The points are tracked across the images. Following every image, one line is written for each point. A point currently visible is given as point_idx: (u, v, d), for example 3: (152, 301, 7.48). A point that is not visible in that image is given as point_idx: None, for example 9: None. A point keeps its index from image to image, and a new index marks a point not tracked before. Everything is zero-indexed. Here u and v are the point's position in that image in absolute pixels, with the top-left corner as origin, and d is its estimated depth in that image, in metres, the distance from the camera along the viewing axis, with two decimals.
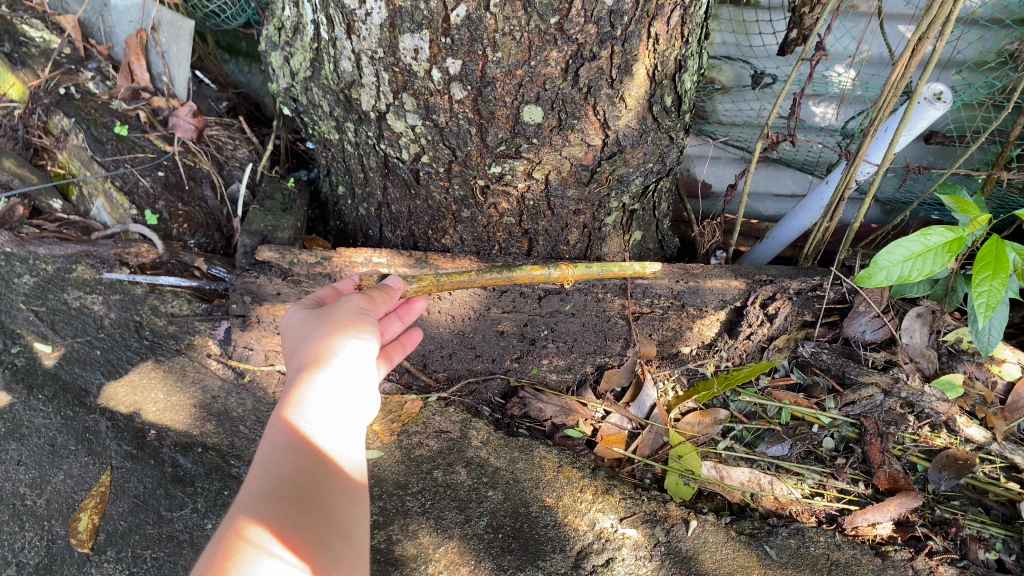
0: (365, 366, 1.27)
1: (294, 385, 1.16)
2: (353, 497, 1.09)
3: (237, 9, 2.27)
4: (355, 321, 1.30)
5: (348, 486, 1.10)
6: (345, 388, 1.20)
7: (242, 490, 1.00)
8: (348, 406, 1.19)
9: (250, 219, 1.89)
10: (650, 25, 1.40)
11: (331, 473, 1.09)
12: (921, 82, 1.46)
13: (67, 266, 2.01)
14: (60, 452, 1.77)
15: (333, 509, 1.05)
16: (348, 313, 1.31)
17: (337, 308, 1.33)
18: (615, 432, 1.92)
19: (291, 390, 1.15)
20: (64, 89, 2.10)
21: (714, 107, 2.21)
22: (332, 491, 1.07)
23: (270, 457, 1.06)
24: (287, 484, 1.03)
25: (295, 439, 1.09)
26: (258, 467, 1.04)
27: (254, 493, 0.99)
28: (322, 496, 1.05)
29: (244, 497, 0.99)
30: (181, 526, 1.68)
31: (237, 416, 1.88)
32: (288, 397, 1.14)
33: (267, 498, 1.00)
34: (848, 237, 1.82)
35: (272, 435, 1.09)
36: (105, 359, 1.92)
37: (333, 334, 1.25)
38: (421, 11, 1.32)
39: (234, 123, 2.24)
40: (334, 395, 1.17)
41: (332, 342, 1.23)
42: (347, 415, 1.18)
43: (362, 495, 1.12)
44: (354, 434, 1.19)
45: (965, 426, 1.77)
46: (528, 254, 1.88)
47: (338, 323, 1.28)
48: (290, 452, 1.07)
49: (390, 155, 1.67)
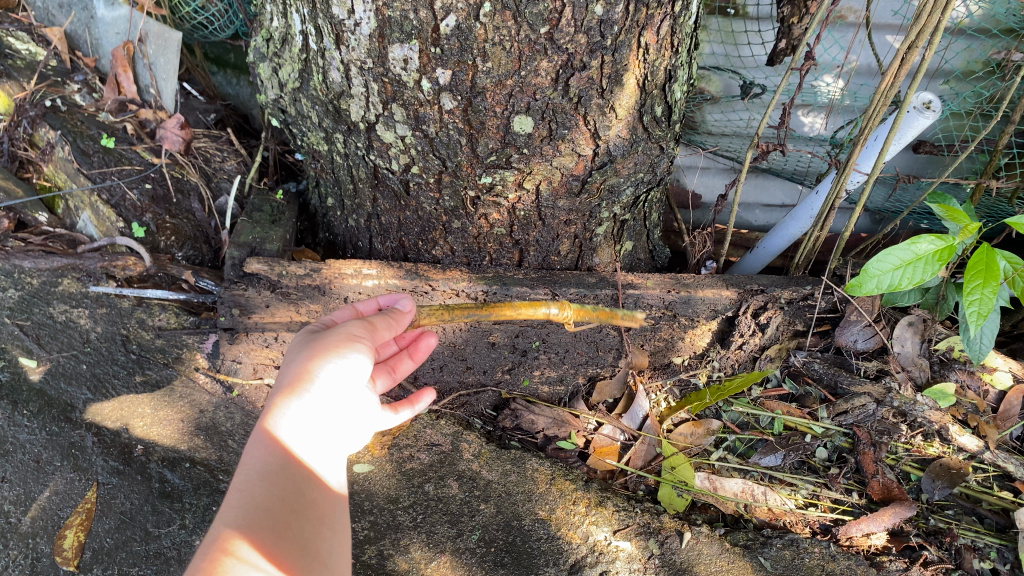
0: (348, 390, 1.25)
1: (270, 411, 1.15)
2: (329, 525, 1.10)
3: (224, 21, 2.25)
4: (341, 345, 1.26)
5: (325, 515, 1.10)
6: (324, 413, 1.19)
7: (218, 521, 0.98)
8: (327, 433, 1.19)
9: (239, 231, 1.86)
10: (640, 34, 1.40)
11: (309, 501, 1.08)
12: (910, 92, 1.47)
13: (53, 279, 1.99)
14: (45, 469, 1.74)
15: (310, 537, 1.05)
16: (336, 337, 1.27)
17: (328, 332, 1.30)
18: (608, 443, 1.90)
19: (266, 418, 1.14)
20: (50, 101, 2.08)
21: (703, 117, 2.22)
22: (309, 519, 1.07)
23: (246, 485, 1.05)
24: (264, 514, 1.02)
25: (271, 467, 1.08)
26: (234, 496, 1.02)
27: (232, 521, 0.98)
28: (300, 524, 1.05)
29: (222, 526, 0.97)
30: (169, 543, 1.65)
31: (226, 431, 1.86)
32: (264, 426, 1.13)
33: (245, 526, 0.99)
34: (839, 247, 1.81)
35: (249, 463, 1.08)
36: (91, 373, 1.90)
37: (315, 359, 1.22)
38: (410, 21, 1.32)
39: (222, 135, 2.23)
40: (313, 421, 1.17)
41: (312, 366, 1.21)
42: (325, 442, 1.18)
43: (339, 524, 1.13)
44: (331, 462, 1.19)
45: (957, 435, 1.79)
46: (519, 264, 1.87)
47: (320, 348, 1.24)
48: (266, 479, 1.06)
49: (380, 166, 1.66)
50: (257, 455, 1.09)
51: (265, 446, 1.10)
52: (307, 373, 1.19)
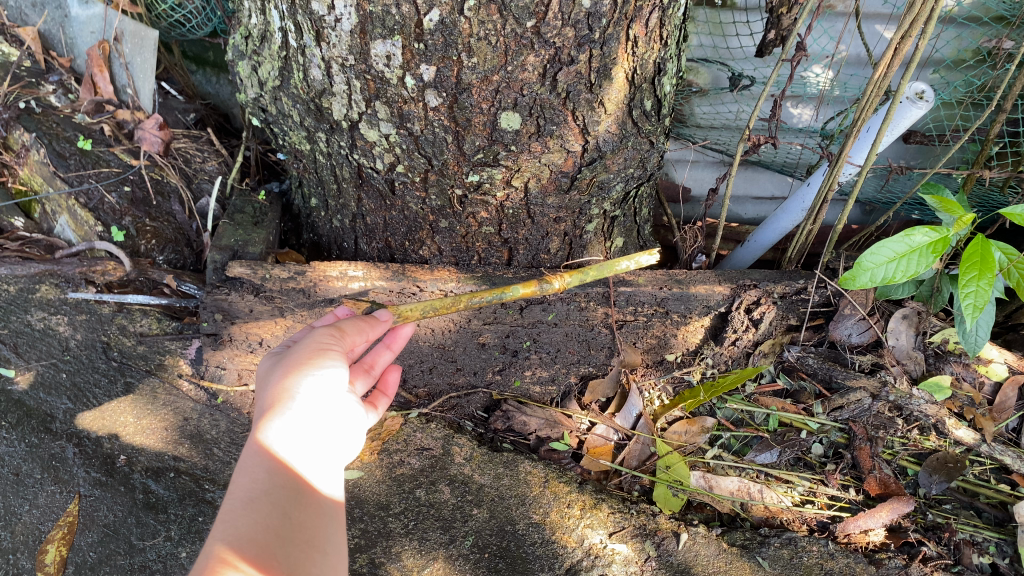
0: (329, 403, 1.20)
1: (254, 436, 1.10)
2: (322, 548, 1.04)
3: (202, 19, 2.20)
4: (313, 356, 1.20)
5: (314, 538, 1.04)
6: (309, 433, 1.14)
7: (203, 555, 0.94)
8: (315, 449, 1.14)
9: (220, 235, 1.79)
10: (628, 27, 1.36)
11: (297, 524, 1.03)
12: (904, 82, 1.42)
13: (31, 286, 1.94)
14: (25, 482, 1.73)
15: (299, 563, 0.99)
16: (305, 350, 1.21)
17: (298, 346, 1.23)
18: (601, 443, 1.87)
19: (251, 442, 1.09)
20: (24, 103, 2.00)
21: (691, 110, 2.19)
22: (298, 543, 1.01)
23: (232, 514, 1.00)
24: (250, 543, 0.97)
25: (255, 494, 1.03)
26: (219, 527, 0.98)
27: (219, 553, 0.94)
28: (287, 550, 0.99)
29: (207, 560, 0.93)
30: (154, 556, 1.62)
31: (211, 438, 1.80)
32: (249, 450, 1.09)
33: (232, 557, 0.94)
34: (831, 240, 1.76)
35: (234, 493, 1.03)
36: (71, 382, 1.85)
37: (290, 376, 1.17)
38: (392, 16, 1.27)
39: (202, 135, 2.16)
40: (300, 439, 1.12)
41: (289, 384, 1.16)
42: (314, 459, 1.13)
43: (333, 545, 1.06)
44: (322, 478, 1.13)
45: (953, 427, 1.78)
46: (508, 263, 1.83)
47: (294, 363, 1.19)
48: (253, 505, 1.02)
49: (364, 165, 1.61)
50: (243, 483, 1.04)
51: (251, 470, 1.06)
52: (285, 391, 1.15)
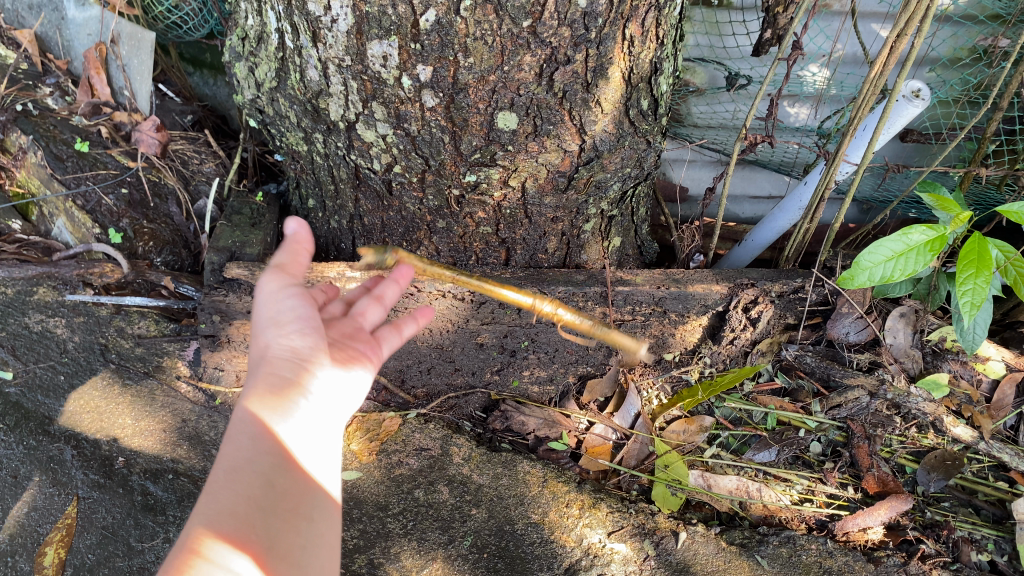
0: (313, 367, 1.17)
1: (239, 403, 1.09)
2: (307, 516, 1.05)
3: (199, 20, 2.17)
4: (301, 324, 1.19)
5: (298, 507, 1.05)
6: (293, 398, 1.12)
7: (187, 527, 0.95)
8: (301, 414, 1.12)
9: (218, 236, 1.79)
10: (624, 26, 1.36)
11: (282, 497, 1.03)
12: (899, 80, 1.42)
13: (28, 289, 1.94)
14: (22, 483, 1.72)
15: (282, 534, 1.00)
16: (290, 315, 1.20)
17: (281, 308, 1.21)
18: (600, 443, 1.87)
19: (236, 409, 1.08)
20: (22, 106, 2.01)
21: (688, 109, 2.20)
22: (282, 514, 1.02)
23: (216, 485, 1.00)
24: (232, 515, 0.97)
25: (238, 465, 1.02)
26: (203, 498, 0.98)
27: (200, 528, 0.95)
28: (269, 522, 1.00)
29: (189, 534, 0.94)
30: (153, 557, 1.62)
31: (209, 440, 1.80)
32: (234, 417, 1.07)
33: (213, 532, 0.95)
34: (828, 238, 1.77)
35: (218, 463, 1.03)
36: (69, 384, 1.85)
37: None
38: (388, 16, 1.27)
39: (199, 137, 2.15)
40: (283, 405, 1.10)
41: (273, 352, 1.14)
42: (299, 424, 1.11)
43: (318, 512, 1.07)
44: (310, 441, 1.12)
45: (952, 425, 1.78)
46: (506, 263, 1.83)
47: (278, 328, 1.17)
48: (236, 476, 1.02)
49: (361, 166, 1.61)
50: (228, 451, 1.04)
51: (236, 439, 1.05)
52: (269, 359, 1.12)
